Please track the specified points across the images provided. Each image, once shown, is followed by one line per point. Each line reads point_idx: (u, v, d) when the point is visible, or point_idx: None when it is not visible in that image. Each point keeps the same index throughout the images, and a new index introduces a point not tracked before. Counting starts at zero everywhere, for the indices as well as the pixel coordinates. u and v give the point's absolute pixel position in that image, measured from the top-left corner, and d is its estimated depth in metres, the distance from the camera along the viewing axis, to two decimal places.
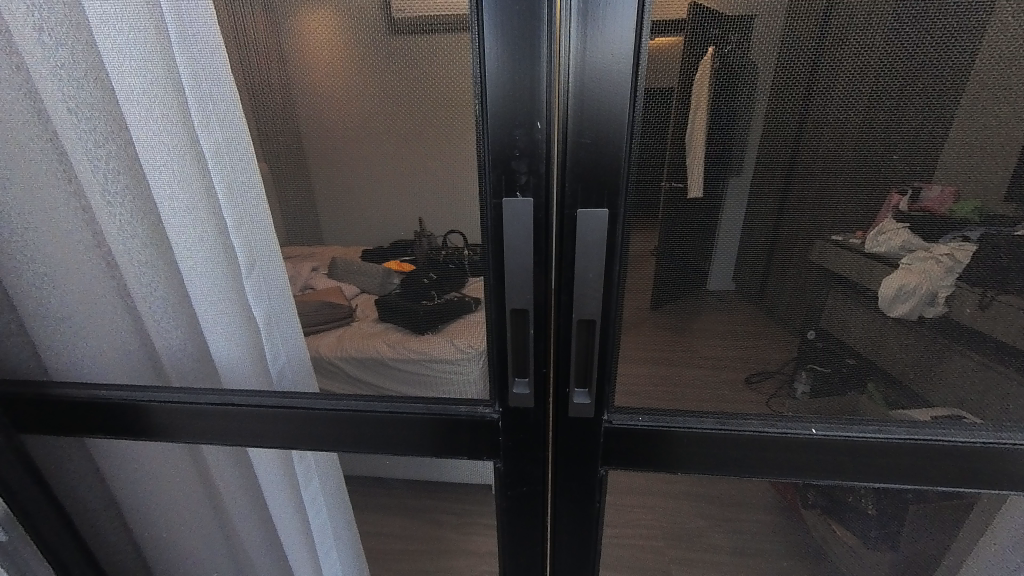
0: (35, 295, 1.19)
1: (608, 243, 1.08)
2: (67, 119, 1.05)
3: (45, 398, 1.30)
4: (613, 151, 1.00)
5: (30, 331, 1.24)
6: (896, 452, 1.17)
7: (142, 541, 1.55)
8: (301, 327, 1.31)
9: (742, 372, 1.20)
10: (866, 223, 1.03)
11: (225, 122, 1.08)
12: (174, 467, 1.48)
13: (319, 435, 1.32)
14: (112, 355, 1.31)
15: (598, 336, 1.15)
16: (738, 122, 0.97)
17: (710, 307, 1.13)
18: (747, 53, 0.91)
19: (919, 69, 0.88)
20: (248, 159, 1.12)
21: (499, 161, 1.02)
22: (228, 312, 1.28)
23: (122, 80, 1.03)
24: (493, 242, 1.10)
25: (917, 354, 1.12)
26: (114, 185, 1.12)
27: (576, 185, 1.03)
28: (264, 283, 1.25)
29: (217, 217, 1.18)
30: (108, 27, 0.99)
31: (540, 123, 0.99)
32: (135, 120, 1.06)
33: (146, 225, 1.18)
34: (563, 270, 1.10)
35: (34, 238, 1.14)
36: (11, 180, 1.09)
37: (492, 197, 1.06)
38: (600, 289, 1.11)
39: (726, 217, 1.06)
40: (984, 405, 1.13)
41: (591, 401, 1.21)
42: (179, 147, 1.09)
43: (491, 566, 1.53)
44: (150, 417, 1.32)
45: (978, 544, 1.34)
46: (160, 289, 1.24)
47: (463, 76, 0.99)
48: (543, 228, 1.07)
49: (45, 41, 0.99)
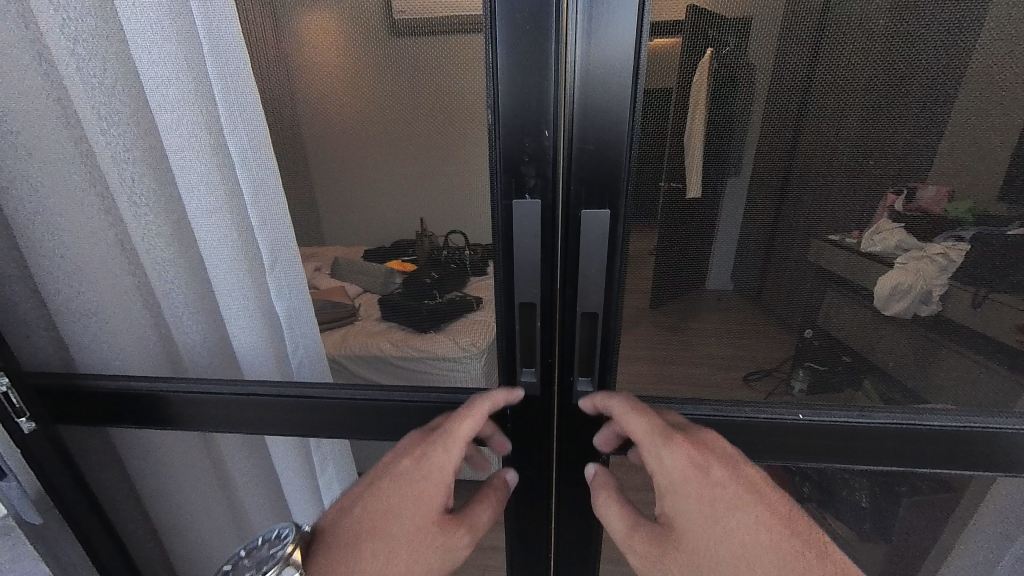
0: (64, 292, 1.22)
1: (609, 242, 1.10)
2: (97, 125, 1.07)
3: (77, 391, 1.30)
4: (617, 152, 1.02)
5: (59, 326, 1.27)
6: (889, 447, 1.20)
7: (159, 531, 1.60)
8: (317, 324, 1.32)
9: (741, 371, 1.22)
10: (865, 223, 1.05)
11: (250, 124, 1.10)
12: (190, 460, 1.52)
13: (319, 421, 1.32)
14: (133, 351, 1.33)
15: (600, 327, 1.17)
16: (736, 123, 0.99)
17: (709, 306, 1.16)
18: (746, 55, 0.93)
19: (912, 73, 0.91)
20: (269, 161, 1.14)
21: (510, 164, 1.04)
22: (248, 309, 1.30)
23: (158, 90, 1.05)
24: (504, 243, 1.12)
25: (912, 352, 1.14)
26: (139, 186, 1.13)
27: (579, 186, 1.05)
28: (285, 279, 1.27)
29: (239, 217, 1.19)
30: (144, 38, 1.01)
31: (546, 128, 1.01)
32: (167, 127, 1.09)
33: (169, 224, 1.19)
34: (569, 268, 1.12)
35: (61, 238, 1.16)
36: (40, 183, 1.11)
37: (502, 199, 1.08)
38: (601, 284, 1.12)
39: (724, 217, 1.08)
40: (976, 401, 1.16)
41: (594, 388, 1.22)
42: (206, 152, 1.11)
43: (495, 561, 1.56)
44: (166, 413, 1.33)
45: (966, 534, 1.38)
46: (185, 289, 1.27)
47: (476, 82, 1.02)
48: (550, 227, 1.09)
49: (77, 50, 1.00)
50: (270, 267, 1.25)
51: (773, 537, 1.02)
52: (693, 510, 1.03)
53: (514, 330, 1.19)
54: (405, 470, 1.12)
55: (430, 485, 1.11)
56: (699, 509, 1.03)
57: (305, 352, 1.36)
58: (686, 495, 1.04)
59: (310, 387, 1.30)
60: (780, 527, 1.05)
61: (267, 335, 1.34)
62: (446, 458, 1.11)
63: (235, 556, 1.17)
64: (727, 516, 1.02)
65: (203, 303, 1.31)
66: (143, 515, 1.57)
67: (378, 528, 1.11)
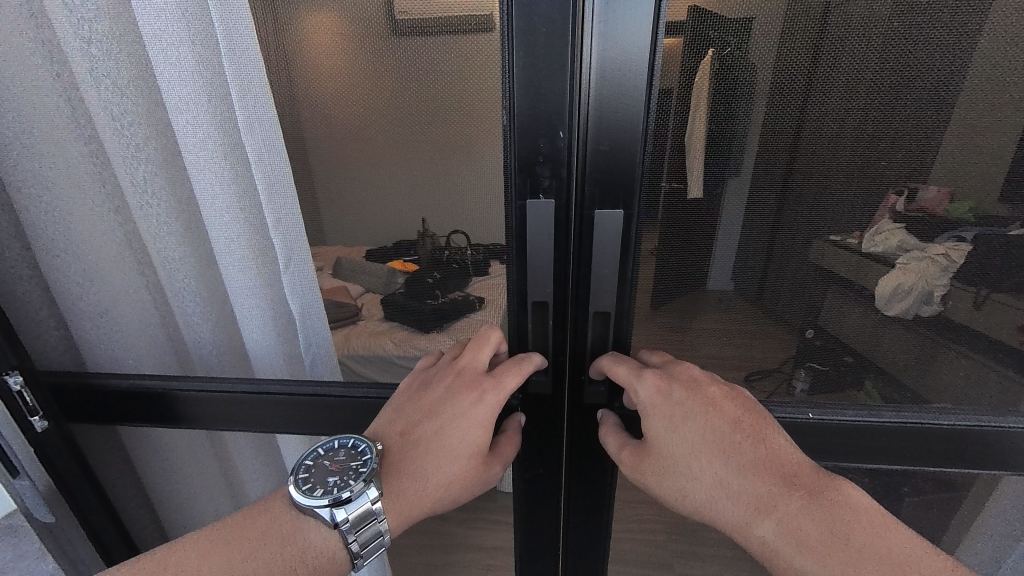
0: (77, 290, 1.22)
1: (624, 242, 1.10)
2: (109, 125, 1.06)
3: (87, 388, 1.28)
4: (628, 150, 1.02)
5: (70, 323, 1.27)
6: (891, 447, 1.21)
7: (166, 528, 1.62)
8: (328, 322, 1.32)
9: (742, 371, 1.24)
10: (865, 223, 1.05)
11: (264, 124, 1.09)
12: (195, 460, 1.52)
13: (325, 420, 1.32)
14: (144, 348, 1.33)
15: (614, 326, 1.18)
16: (738, 121, 0.99)
17: (711, 306, 1.18)
18: (747, 52, 0.93)
19: (913, 72, 0.91)
20: (281, 160, 1.13)
21: (524, 165, 1.03)
22: (259, 307, 1.29)
23: (171, 89, 1.04)
24: (516, 242, 1.11)
25: (912, 353, 1.15)
26: (152, 185, 1.14)
27: (593, 187, 1.04)
28: (298, 279, 1.26)
29: (252, 215, 1.19)
30: (158, 39, 1.00)
31: (562, 131, 1.00)
32: (181, 126, 1.08)
33: (181, 222, 1.20)
34: (582, 269, 1.12)
35: (72, 236, 1.16)
36: (54, 182, 1.11)
37: (516, 199, 1.07)
38: (614, 285, 1.12)
39: (726, 216, 1.09)
40: (978, 402, 1.16)
41: (606, 388, 1.23)
42: (219, 151, 1.11)
43: (498, 559, 1.56)
44: (174, 413, 1.32)
45: (967, 534, 1.39)
46: (197, 288, 1.27)
47: (493, 85, 1.01)
48: (564, 226, 1.09)
49: (91, 50, 1.00)
50: (284, 268, 1.25)
51: (747, 465, 1.02)
52: (667, 436, 1.08)
53: (525, 328, 1.19)
54: (460, 409, 1.11)
55: (478, 425, 1.12)
56: (674, 434, 1.07)
57: (317, 349, 1.36)
58: (671, 433, 1.06)
59: (320, 387, 1.30)
60: (760, 460, 1.03)
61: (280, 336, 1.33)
62: (499, 402, 1.12)
63: (305, 462, 1.08)
64: (702, 447, 1.04)
65: (214, 303, 1.30)
66: (151, 511, 1.59)
67: (434, 455, 1.11)
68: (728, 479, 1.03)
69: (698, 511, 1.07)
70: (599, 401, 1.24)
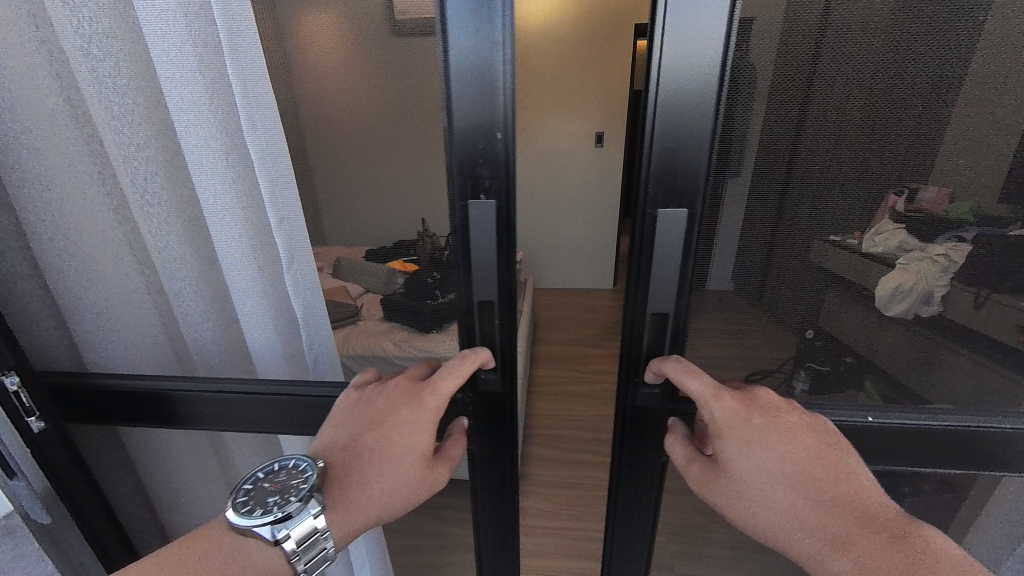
0: (77, 290, 1.22)
1: (686, 242, 1.09)
2: (111, 125, 1.06)
3: (86, 388, 1.28)
4: (695, 151, 1.01)
5: (70, 323, 1.27)
6: (892, 447, 1.20)
7: (167, 528, 1.62)
8: (330, 324, 1.33)
9: (741, 372, 1.23)
10: (866, 222, 1.04)
11: (268, 124, 1.09)
12: (195, 460, 1.51)
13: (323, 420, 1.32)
14: (144, 348, 1.33)
15: (670, 329, 1.17)
16: (737, 122, 1.00)
17: (710, 307, 1.18)
18: (746, 54, 0.95)
19: (914, 71, 0.91)
20: (282, 160, 1.13)
21: (465, 168, 1.02)
22: (259, 307, 1.27)
23: (171, 88, 1.03)
24: (460, 243, 1.10)
25: (914, 353, 1.15)
26: (150, 184, 1.12)
27: (656, 186, 1.04)
28: (298, 279, 1.26)
29: (252, 214, 1.18)
30: (159, 37, 0.99)
31: (500, 132, 0.99)
32: (181, 125, 1.07)
33: (180, 221, 1.18)
34: (643, 269, 1.12)
35: (74, 236, 1.16)
36: (55, 182, 1.11)
37: (458, 200, 1.06)
38: (675, 287, 1.13)
39: (726, 216, 1.09)
40: (978, 401, 1.16)
41: (660, 392, 1.21)
42: (221, 150, 1.09)
43: None
44: (172, 414, 1.31)
45: (969, 534, 1.38)
46: (197, 288, 1.26)
47: (430, 82, 1.01)
48: (507, 226, 1.08)
49: (90, 49, 0.99)
50: (285, 268, 1.25)
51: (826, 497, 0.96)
52: (741, 462, 1.01)
53: (483, 330, 1.18)
54: (404, 418, 1.10)
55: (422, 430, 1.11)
56: (749, 461, 1.00)
57: (320, 349, 1.36)
58: (747, 458, 1.00)
59: (320, 388, 1.29)
60: (840, 493, 0.97)
61: (281, 336, 1.33)
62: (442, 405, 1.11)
63: (252, 477, 1.07)
64: (780, 475, 0.98)
65: (214, 304, 1.30)
66: (152, 511, 1.59)
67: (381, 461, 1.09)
68: (803, 509, 0.97)
69: (773, 543, 1.01)
70: (653, 403, 1.23)
